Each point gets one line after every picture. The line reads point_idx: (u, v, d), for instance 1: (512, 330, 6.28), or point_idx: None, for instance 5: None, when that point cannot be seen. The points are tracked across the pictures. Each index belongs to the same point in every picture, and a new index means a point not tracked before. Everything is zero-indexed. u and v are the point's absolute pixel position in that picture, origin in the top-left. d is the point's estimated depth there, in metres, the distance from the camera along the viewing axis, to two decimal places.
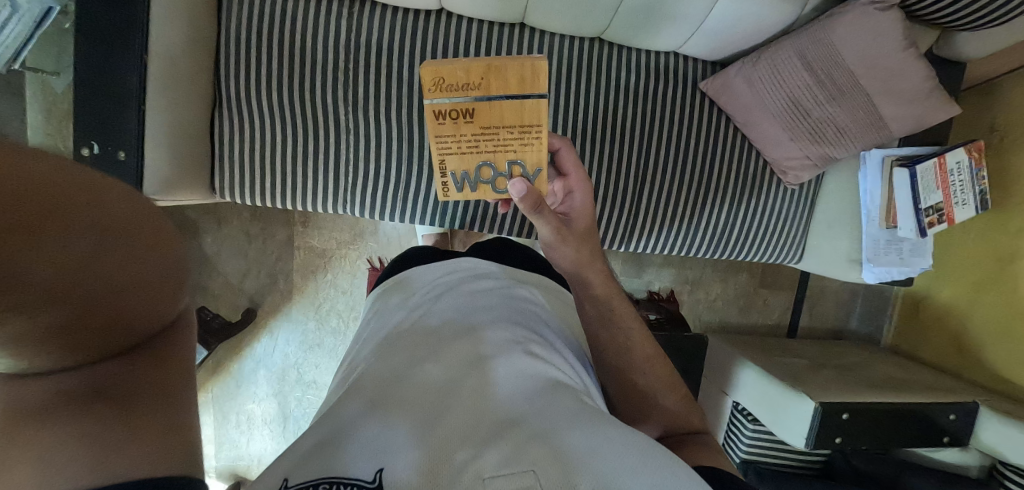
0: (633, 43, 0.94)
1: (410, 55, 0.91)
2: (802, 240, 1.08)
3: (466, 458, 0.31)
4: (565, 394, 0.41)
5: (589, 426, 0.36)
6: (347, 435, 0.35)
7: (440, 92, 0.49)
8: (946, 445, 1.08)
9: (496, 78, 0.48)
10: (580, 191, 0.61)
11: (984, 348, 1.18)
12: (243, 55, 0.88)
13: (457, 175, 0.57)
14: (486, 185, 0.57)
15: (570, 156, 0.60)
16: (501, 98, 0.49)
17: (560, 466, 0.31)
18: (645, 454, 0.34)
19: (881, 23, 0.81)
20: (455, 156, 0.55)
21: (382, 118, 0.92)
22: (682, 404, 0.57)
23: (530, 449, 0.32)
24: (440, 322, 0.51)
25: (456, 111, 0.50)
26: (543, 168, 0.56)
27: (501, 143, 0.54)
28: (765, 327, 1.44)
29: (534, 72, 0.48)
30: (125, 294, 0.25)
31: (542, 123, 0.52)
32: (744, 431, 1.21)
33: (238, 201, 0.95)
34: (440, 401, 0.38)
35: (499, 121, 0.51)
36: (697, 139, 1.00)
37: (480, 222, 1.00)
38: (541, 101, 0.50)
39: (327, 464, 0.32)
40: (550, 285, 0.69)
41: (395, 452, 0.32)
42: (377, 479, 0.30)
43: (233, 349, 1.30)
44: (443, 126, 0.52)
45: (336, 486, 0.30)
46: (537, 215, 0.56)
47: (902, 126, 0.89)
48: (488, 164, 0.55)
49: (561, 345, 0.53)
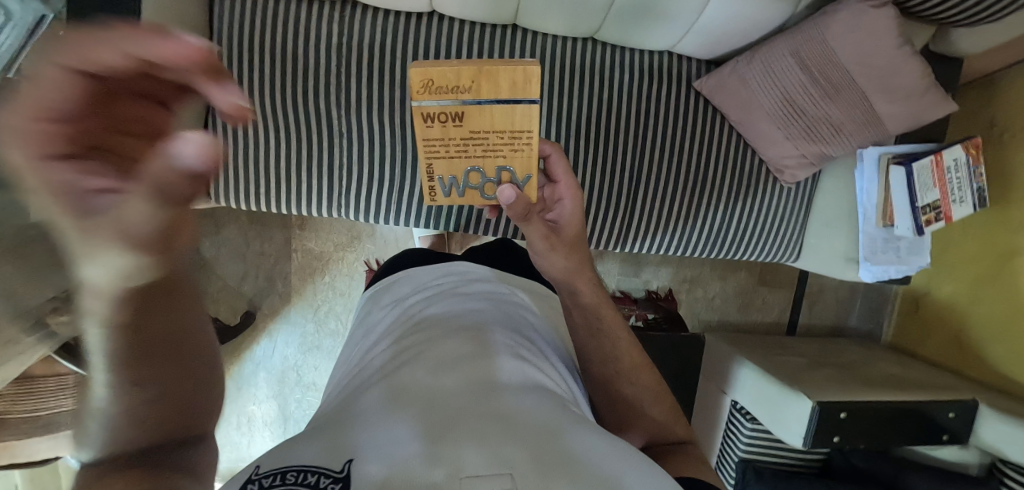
0: (626, 43, 0.93)
1: (401, 58, 0.91)
2: (799, 239, 1.08)
3: (444, 452, 0.30)
4: (552, 401, 0.40)
5: (573, 434, 0.35)
6: (328, 433, 0.34)
7: (429, 93, 0.48)
8: (946, 442, 1.08)
9: (487, 82, 0.47)
10: (568, 198, 0.59)
11: (985, 345, 1.17)
12: (235, 61, 0.88)
13: (446, 179, 0.57)
14: (474, 191, 0.57)
15: (561, 163, 0.58)
16: (492, 102, 0.49)
17: (539, 470, 0.30)
18: (626, 466, 0.33)
19: (876, 20, 0.80)
20: (443, 160, 0.54)
21: (376, 122, 0.92)
22: (668, 414, 0.57)
23: (509, 450, 0.31)
24: (431, 323, 0.51)
25: (444, 114, 0.49)
26: (533, 176, 0.55)
27: (490, 147, 0.53)
28: (764, 325, 1.44)
29: (526, 78, 0.47)
30: None
31: (533, 129, 0.51)
32: (743, 431, 1.21)
33: (232, 205, 0.96)
34: (424, 399, 0.37)
35: (488, 126, 0.51)
36: (691, 139, 0.99)
37: (475, 224, 1.00)
38: (533, 107, 0.49)
39: (302, 454, 0.31)
40: (540, 290, 0.70)
41: (372, 444, 0.31)
42: (347, 471, 0.29)
43: (233, 352, 1.31)
44: (432, 130, 0.51)
45: (304, 476, 0.29)
46: (526, 224, 0.56)
47: (897, 124, 0.88)
48: (476, 170, 0.55)
49: (550, 354, 0.53)
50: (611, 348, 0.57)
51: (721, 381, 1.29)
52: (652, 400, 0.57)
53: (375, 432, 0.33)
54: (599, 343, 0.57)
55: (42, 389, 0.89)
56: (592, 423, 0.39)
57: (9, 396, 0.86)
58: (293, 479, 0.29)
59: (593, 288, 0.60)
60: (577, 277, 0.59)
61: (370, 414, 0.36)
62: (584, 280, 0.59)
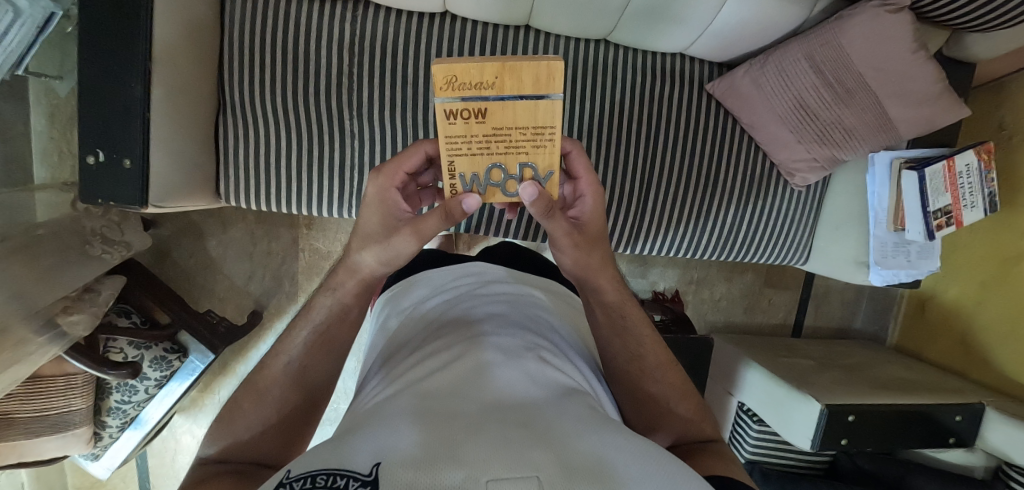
0: (638, 44, 0.93)
1: (413, 58, 0.91)
2: (808, 241, 1.10)
3: (464, 453, 0.26)
4: (574, 404, 0.37)
5: (596, 437, 0.32)
6: (346, 437, 0.32)
7: (451, 90, 0.43)
8: (952, 445, 1.09)
9: (510, 77, 0.43)
10: (589, 193, 0.56)
11: (990, 348, 1.18)
12: (247, 60, 0.88)
13: (466, 178, 0.49)
14: (496, 189, 0.50)
15: (581, 159, 0.54)
16: (515, 98, 0.44)
17: (564, 473, 0.26)
18: (661, 462, 0.31)
19: (892, 25, 0.79)
20: (465, 158, 0.48)
21: (387, 123, 0.92)
22: (695, 411, 0.58)
23: (531, 454, 0.27)
24: (449, 328, 0.50)
25: (468, 111, 0.44)
26: (556, 172, 0.49)
27: (513, 144, 0.47)
28: (770, 326, 1.45)
29: (549, 73, 0.43)
30: (304, 394, 0.53)
31: (556, 125, 0.46)
32: (750, 431, 1.22)
33: (243, 205, 0.96)
34: (446, 401, 0.35)
35: (513, 122, 0.45)
36: (703, 139, 0.99)
37: (486, 225, 1.00)
38: (557, 102, 0.44)
39: (326, 456, 0.29)
40: (558, 289, 0.70)
41: (391, 442, 0.28)
42: (373, 472, 0.26)
43: (239, 351, 1.31)
44: (454, 127, 0.46)
45: (331, 477, 0.26)
46: (547, 220, 0.51)
47: (911, 128, 0.88)
48: (498, 166, 0.48)
49: (572, 355, 0.52)
50: (634, 348, 0.57)
51: (727, 382, 1.30)
52: (676, 400, 0.58)
53: (396, 430, 0.30)
54: (622, 344, 0.57)
55: (51, 389, 0.88)
56: (618, 426, 0.35)
57: (15, 397, 0.84)
58: (322, 482, 0.26)
59: (617, 281, 0.59)
60: (602, 273, 0.58)
61: (389, 415, 0.34)
62: (609, 277, 0.59)
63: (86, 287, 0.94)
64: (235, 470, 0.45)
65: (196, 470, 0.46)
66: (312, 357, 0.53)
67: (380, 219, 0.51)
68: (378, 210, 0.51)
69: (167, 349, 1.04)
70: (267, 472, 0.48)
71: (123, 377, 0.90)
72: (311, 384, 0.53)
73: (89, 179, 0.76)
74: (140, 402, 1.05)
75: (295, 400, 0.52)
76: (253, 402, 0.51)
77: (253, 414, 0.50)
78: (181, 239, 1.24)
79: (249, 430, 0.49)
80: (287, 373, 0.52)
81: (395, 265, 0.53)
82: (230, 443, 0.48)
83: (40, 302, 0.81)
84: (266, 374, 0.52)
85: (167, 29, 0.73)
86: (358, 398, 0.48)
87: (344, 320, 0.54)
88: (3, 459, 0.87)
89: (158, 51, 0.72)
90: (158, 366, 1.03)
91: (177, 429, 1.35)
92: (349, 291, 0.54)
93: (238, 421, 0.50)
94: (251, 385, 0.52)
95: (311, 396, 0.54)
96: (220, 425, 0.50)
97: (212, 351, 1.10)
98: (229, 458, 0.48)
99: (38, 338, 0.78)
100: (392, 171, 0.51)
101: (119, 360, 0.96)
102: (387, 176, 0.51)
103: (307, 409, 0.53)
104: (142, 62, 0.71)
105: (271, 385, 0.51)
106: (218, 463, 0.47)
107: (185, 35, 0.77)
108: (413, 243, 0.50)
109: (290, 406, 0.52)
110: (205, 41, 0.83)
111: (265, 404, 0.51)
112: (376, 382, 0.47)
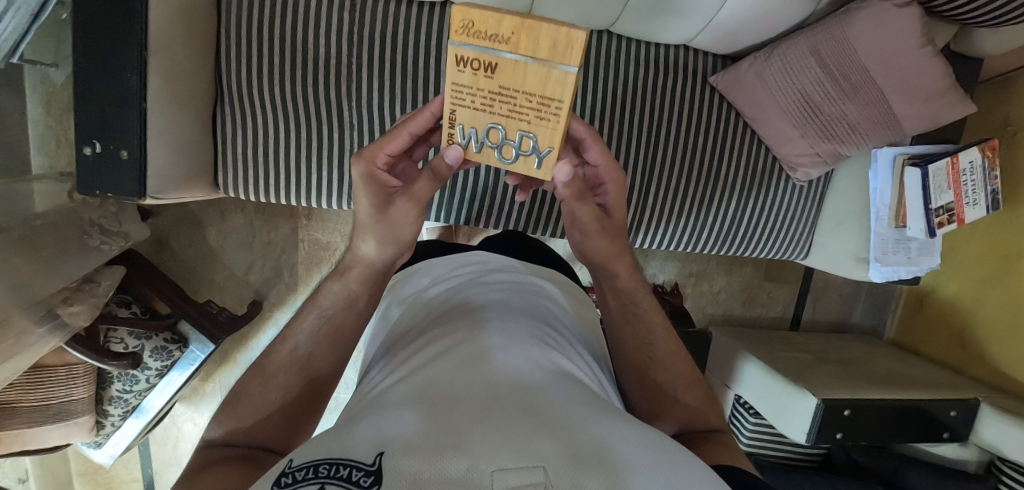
0: (642, 36, 0.92)
1: (414, 48, 0.89)
2: (810, 236, 1.10)
3: (467, 442, 0.26)
4: (579, 391, 0.37)
5: (603, 427, 0.31)
6: (347, 426, 0.32)
7: (467, 36, 0.41)
8: (946, 440, 1.10)
9: (528, 36, 0.39)
10: (608, 177, 0.55)
11: (989, 345, 1.18)
12: (244, 48, 0.87)
13: (463, 132, 0.47)
14: (492, 151, 0.48)
15: (595, 144, 0.52)
16: (528, 60, 0.40)
17: (571, 465, 0.26)
18: (667, 453, 0.31)
19: (900, 20, 0.78)
20: (467, 110, 0.46)
21: (386, 113, 0.91)
22: (702, 400, 0.57)
23: (537, 444, 0.27)
24: (451, 315, 0.50)
25: (477, 62, 0.42)
26: (555, 150, 0.46)
27: (516, 109, 0.44)
28: (769, 320, 1.45)
29: (569, 41, 0.39)
30: (310, 379, 0.53)
31: (565, 99, 0.42)
32: (746, 424, 1.25)
33: (241, 196, 0.96)
34: (448, 387, 0.35)
35: (522, 84, 0.42)
36: (706, 131, 0.98)
37: (486, 217, 1.00)
38: (571, 76, 0.40)
39: (329, 447, 0.29)
40: (564, 281, 0.70)
41: (392, 431, 0.28)
42: (376, 463, 0.25)
43: (240, 340, 1.32)
44: (462, 76, 0.43)
45: (335, 467, 0.26)
46: (580, 201, 0.54)
47: (916, 124, 0.87)
48: (496, 128, 0.46)
49: (576, 344, 0.52)
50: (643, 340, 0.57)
51: (724, 375, 1.30)
52: (685, 387, 0.57)
53: (398, 418, 0.30)
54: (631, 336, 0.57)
55: (53, 378, 0.88)
56: (625, 415, 0.35)
57: (17, 387, 0.84)
58: (325, 473, 0.26)
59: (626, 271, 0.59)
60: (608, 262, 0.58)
61: (390, 403, 0.34)
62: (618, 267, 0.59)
63: (85, 277, 0.94)
64: (241, 455, 0.45)
65: (201, 454, 0.46)
66: (323, 352, 0.54)
67: (364, 199, 0.52)
68: (368, 191, 0.52)
69: (167, 339, 1.05)
70: (273, 457, 0.48)
71: (125, 368, 0.91)
72: (315, 368, 0.53)
73: (87, 169, 0.76)
74: (141, 391, 1.06)
75: (298, 387, 0.52)
76: (257, 385, 0.51)
77: (256, 399, 0.50)
78: (180, 229, 1.24)
79: (254, 413, 0.50)
80: (292, 360, 0.52)
81: (398, 248, 0.55)
82: (236, 425, 0.49)
83: (40, 293, 0.81)
84: (269, 357, 0.53)
85: (161, 16, 0.72)
86: (361, 385, 0.48)
87: (352, 307, 0.55)
88: (7, 447, 0.88)
89: (154, 40, 0.71)
90: (159, 356, 1.04)
91: (180, 417, 1.37)
92: (366, 284, 0.56)
93: (241, 405, 0.50)
94: (254, 366, 0.52)
95: (317, 381, 0.54)
96: (224, 409, 0.51)
97: (212, 341, 1.10)
98: (236, 441, 0.48)
99: (39, 329, 0.79)
100: (374, 153, 0.52)
101: (119, 350, 0.97)
102: (368, 160, 0.52)
103: (310, 396, 0.53)
104: (138, 49, 0.70)
105: (277, 368, 0.52)
106: (223, 446, 0.47)
107: (182, 22, 0.76)
108: (414, 211, 0.52)
109: (297, 389, 0.52)
110: (202, 30, 0.82)
111: (269, 388, 0.51)
112: (379, 370, 0.47)
